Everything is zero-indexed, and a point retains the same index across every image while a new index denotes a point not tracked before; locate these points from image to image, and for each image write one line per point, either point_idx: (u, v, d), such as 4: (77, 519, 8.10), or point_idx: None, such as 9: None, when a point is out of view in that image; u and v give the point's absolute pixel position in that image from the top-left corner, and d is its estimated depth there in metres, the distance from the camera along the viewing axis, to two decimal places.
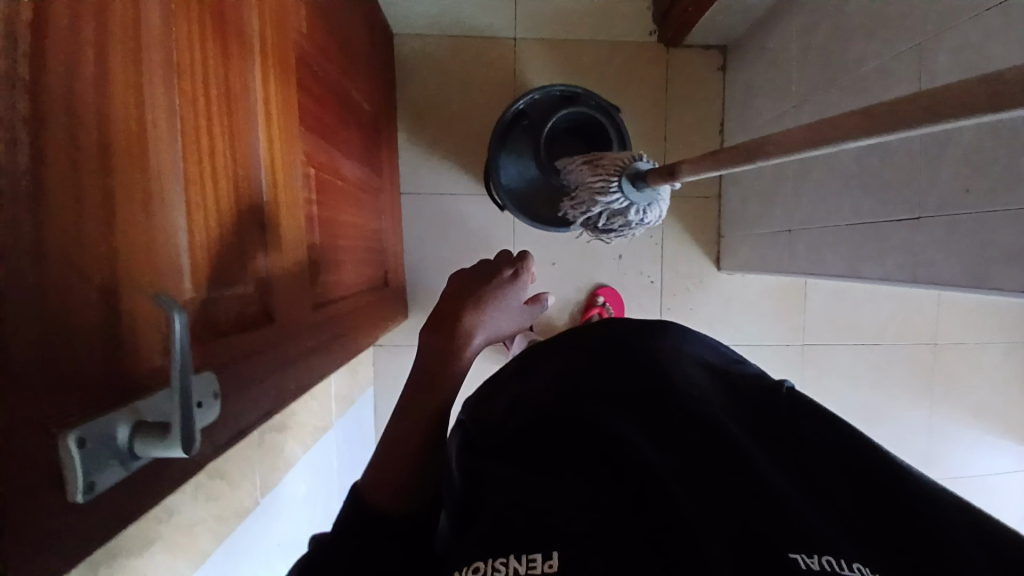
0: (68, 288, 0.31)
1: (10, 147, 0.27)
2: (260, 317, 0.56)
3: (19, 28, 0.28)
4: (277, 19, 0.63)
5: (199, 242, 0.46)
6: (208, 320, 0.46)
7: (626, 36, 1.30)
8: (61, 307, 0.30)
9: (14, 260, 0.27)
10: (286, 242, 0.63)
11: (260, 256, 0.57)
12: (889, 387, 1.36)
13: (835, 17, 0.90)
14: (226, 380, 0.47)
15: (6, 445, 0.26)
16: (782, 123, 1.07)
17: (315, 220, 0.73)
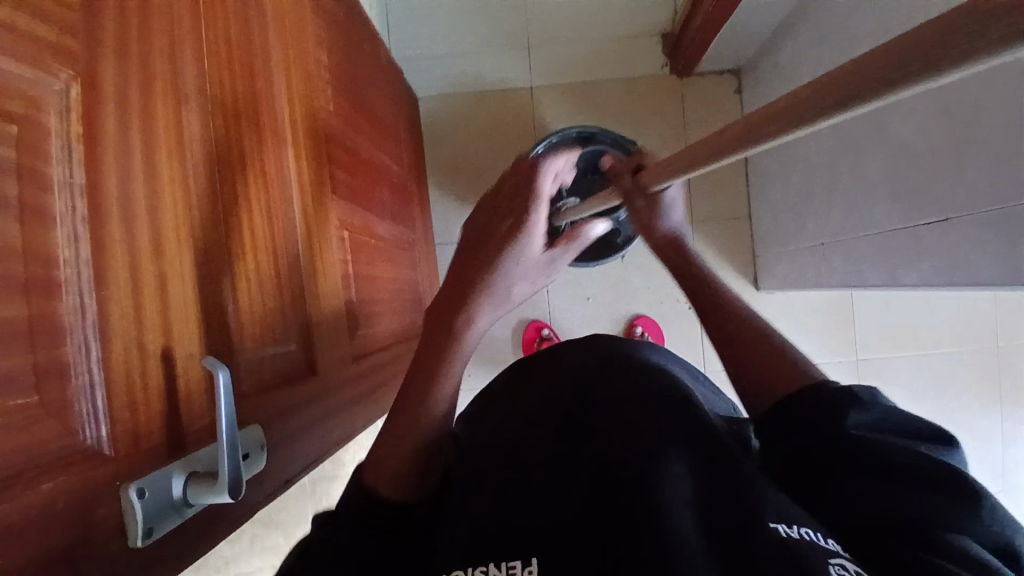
0: (130, 357, 0.36)
1: (70, 241, 0.33)
2: (304, 372, 0.61)
3: (72, 144, 0.33)
4: (306, 102, 0.70)
5: (243, 308, 0.51)
6: (256, 377, 0.51)
7: (639, 72, 1.34)
8: (125, 374, 0.35)
9: (80, 337, 0.32)
10: (325, 301, 0.68)
11: (301, 316, 0.62)
12: (958, 393, 1.28)
13: (839, 28, 0.91)
14: (273, 432, 0.51)
15: (75, 497, 0.30)
16: (801, 137, 1.07)
17: (352, 278, 0.78)
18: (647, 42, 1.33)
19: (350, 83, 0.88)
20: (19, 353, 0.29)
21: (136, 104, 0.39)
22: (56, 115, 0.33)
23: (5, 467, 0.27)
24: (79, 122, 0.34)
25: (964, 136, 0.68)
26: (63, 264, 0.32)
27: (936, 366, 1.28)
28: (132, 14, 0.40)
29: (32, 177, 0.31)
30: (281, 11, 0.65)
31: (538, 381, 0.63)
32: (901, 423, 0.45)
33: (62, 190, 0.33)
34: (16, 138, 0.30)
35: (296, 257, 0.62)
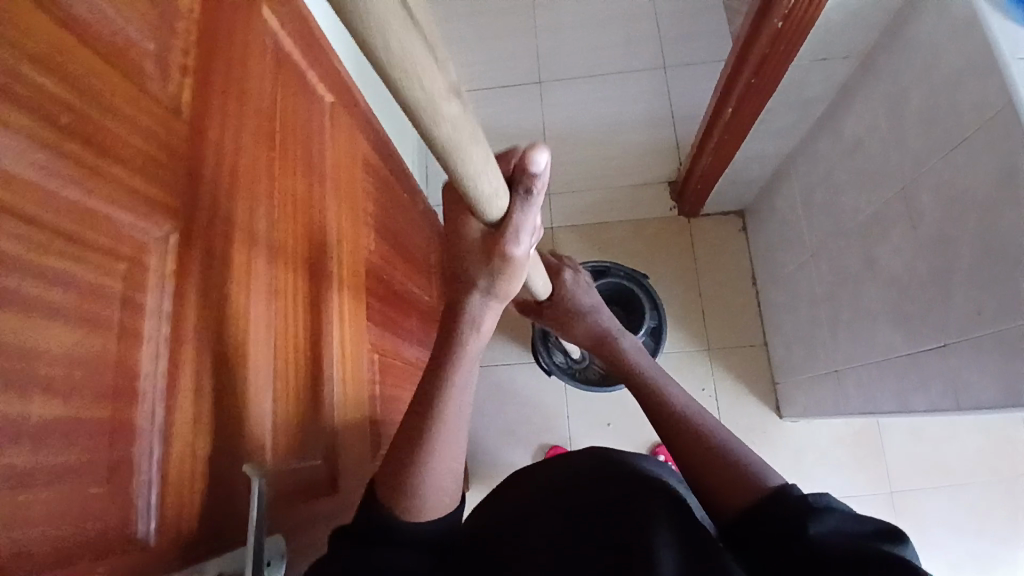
0: (185, 462, 0.41)
1: (153, 357, 0.40)
2: (327, 487, 0.64)
3: (165, 279, 0.42)
4: (352, 242, 0.81)
5: (280, 420, 0.56)
6: (285, 489, 0.55)
7: (650, 214, 1.47)
8: (178, 476, 0.40)
9: (149, 439, 0.38)
10: (352, 418, 0.73)
11: (331, 431, 0.67)
12: (1003, 534, 1.20)
13: (825, 177, 1.02)
14: (293, 543, 0.54)
15: None
16: (804, 271, 1.14)
17: (378, 397, 0.83)
18: (656, 187, 1.48)
19: (390, 225, 1.00)
20: (99, 448, 0.35)
21: (218, 249, 0.49)
22: (156, 257, 0.42)
23: (69, 550, 0.32)
24: (173, 262, 0.43)
25: (948, 270, 0.74)
26: (145, 376, 0.39)
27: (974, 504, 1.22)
28: (223, 183, 0.51)
29: (134, 306, 0.39)
30: (338, 172, 0.79)
31: (536, 481, 0.71)
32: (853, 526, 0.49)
33: (153, 315, 0.41)
34: (125, 275, 0.39)
35: (331, 377, 0.69)
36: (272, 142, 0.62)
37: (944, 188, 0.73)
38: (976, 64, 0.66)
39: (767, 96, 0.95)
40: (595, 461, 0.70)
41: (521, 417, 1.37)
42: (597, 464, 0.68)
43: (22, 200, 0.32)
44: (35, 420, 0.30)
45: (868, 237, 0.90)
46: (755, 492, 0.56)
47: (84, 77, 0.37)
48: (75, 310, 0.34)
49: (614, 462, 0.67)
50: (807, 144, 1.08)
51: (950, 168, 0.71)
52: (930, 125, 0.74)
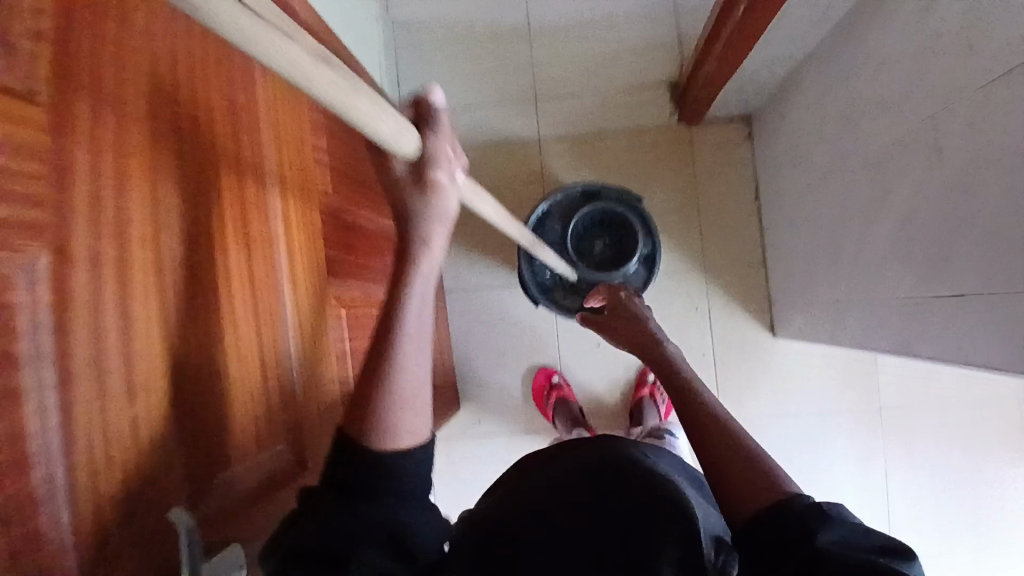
0: (97, 510, 0.38)
1: (40, 410, 0.35)
2: (291, 468, 0.62)
3: (43, 313, 0.36)
4: (302, 192, 0.72)
5: (225, 419, 0.53)
6: (235, 491, 0.53)
7: (647, 121, 1.34)
8: (90, 527, 0.38)
9: (45, 504, 0.35)
10: (315, 387, 0.69)
11: (290, 409, 0.63)
12: (979, 450, 1.25)
13: (844, 89, 0.89)
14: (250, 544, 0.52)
15: None
16: (812, 193, 1.05)
17: (348, 355, 0.80)
18: (654, 92, 1.33)
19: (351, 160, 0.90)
20: None
21: (114, 256, 0.42)
22: (27, 290, 0.35)
23: None
24: (52, 291, 0.36)
25: (968, 217, 0.66)
26: (32, 434, 0.34)
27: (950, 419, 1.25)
28: (117, 170, 0.43)
29: (1, 358, 0.33)
30: (276, 114, 0.68)
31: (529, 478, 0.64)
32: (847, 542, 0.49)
33: (34, 362, 0.35)
34: None
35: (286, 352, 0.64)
36: (179, 96, 0.51)
37: (979, 120, 0.62)
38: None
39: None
40: (598, 455, 0.63)
41: (509, 340, 1.34)
42: (601, 457, 0.62)
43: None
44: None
45: (885, 165, 0.80)
46: (767, 495, 0.54)
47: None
48: None
49: (621, 458, 0.61)
50: (825, 48, 0.94)
51: (991, 97, 0.60)
52: (972, 40, 0.61)
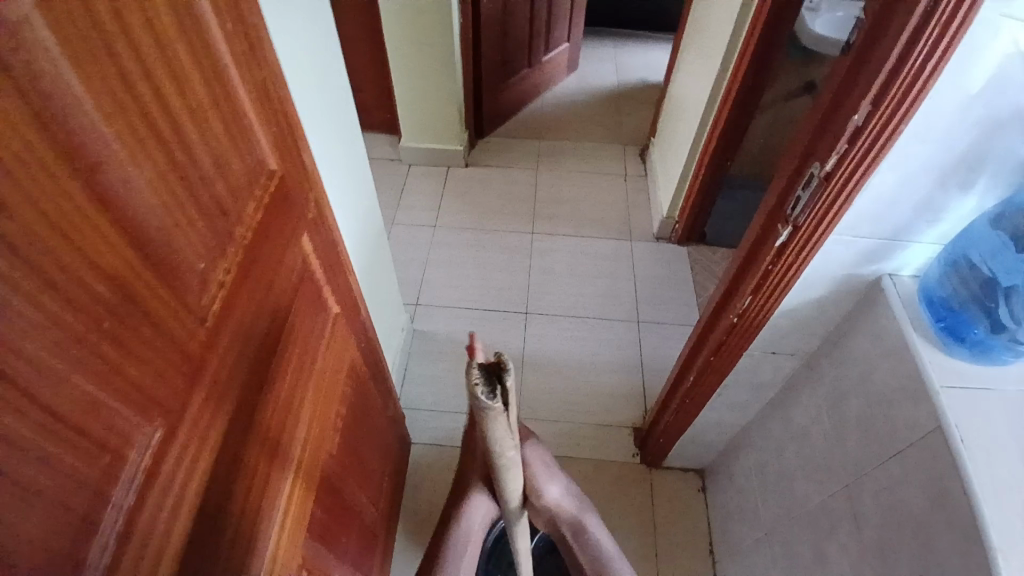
0: None
1: (100, 549, 0.45)
2: None
3: (137, 474, 0.48)
4: (324, 410, 0.87)
5: (181, 506, 0.54)
6: None
7: (610, 457, 1.54)
8: None
9: (33, 555, 0.40)
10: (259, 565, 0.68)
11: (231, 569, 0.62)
12: None
13: (784, 450, 1.15)
14: None
15: None
16: (762, 548, 1.18)
17: None
18: (619, 431, 1.58)
19: (359, 433, 1.06)
20: (18, 558, 0.39)
21: (193, 447, 0.55)
22: (138, 451, 0.48)
23: None
24: (149, 459, 0.49)
25: (893, 561, 0.83)
26: (87, 568, 0.44)
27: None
28: (220, 385, 0.59)
29: (102, 442, 0.45)
30: (320, 385, 0.86)
31: None
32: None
33: (114, 508, 0.46)
34: (104, 465, 0.45)
35: (269, 504, 0.71)
36: (286, 298, 0.74)
37: (892, 489, 0.85)
38: (909, 384, 0.85)
39: (728, 368, 1.16)
40: None
41: None
42: None
43: (26, 369, 0.38)
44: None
45: (827, 519, 0.99)
46: None
47: (151, 303, 0.48)
48: (54, 495, 0.41)
49: None
50: (773, 408, 1.22)
51: (897, 471, 0.84)
52: (876, 423, 0.91)
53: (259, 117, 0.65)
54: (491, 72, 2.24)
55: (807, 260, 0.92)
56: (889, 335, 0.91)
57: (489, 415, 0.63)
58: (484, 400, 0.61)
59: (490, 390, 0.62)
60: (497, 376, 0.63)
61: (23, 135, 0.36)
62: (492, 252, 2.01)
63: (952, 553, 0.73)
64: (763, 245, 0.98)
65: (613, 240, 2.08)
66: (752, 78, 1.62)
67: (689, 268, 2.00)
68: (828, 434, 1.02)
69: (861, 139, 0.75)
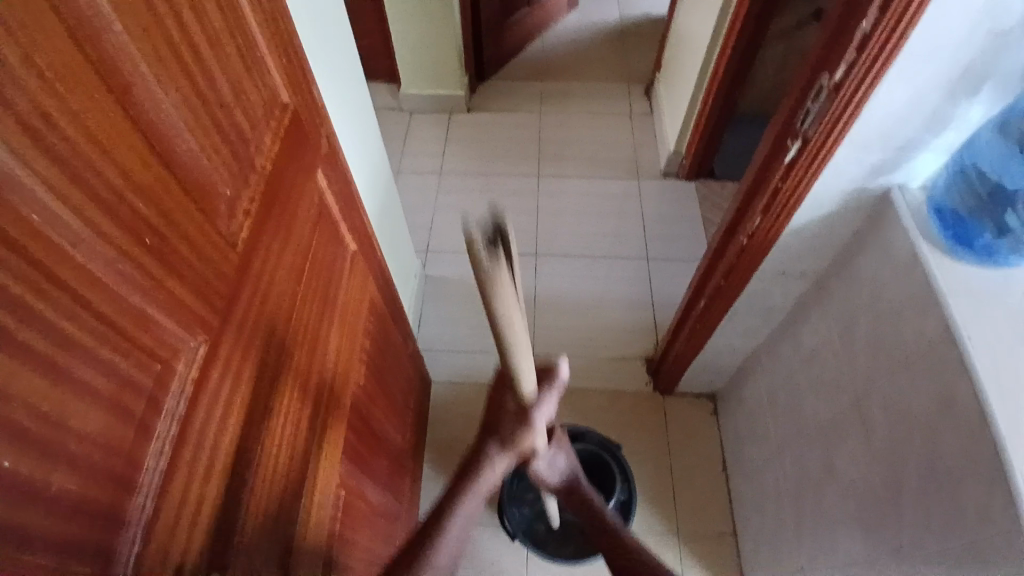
0: (111, 487, 0.42)
1: (157, 453, 0.46)
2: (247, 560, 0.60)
3: (185, 383, 0.50)
4: (349, 341, 0.91)
5: (230, 418, 0.56)
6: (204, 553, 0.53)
7: (625, 387, 1.59)
8: (95, 496, 0.41)
9: (108, 452, 0.42)
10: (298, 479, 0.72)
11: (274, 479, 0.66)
12: None
13: (791, 369, 1.20)
14: None
15: None
16: (775, 460, 1.24)
17: (336, 520, 0.84)
18: (632, 362, 1.63)
19: (383, 367, 1.11)
20: (94, 456, 0.40)
21: (235, 364, 0.57)
22: (184, 362, 0.50)
23: (19, 520, 0.35)
24: (196, 370, 0.51)
25: (897, 462, 0.86)
26: (144, 470, 0.45)
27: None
28: (254, 309, 0.61)
29: (152, 352, 0.46)
30: (344, 319, 0.89)
31: None
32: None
33: (166, 415, 0.47)
34: (156, 374, 0.46)
35: (306, 424, 0.74)
36: (306, 229, 0.75)
37: (900, 394, 0.87)
38: (917, 291, 0.86)
39: (736, 292, 1.18)
40: None
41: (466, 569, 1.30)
42: None
43: (78, 273, 0.39)
44: (18, 475, 0.35)
45: (832, 433, 1.04)
46: None
47: (184, 224, 0.50)
48: (110, 396, 0.42)
49: None
50: (783, 329, 1.25)
51: (908, 375, 0.86)
52: (883, 332, 0.93)
53: (267, 42, 0.65)
54: (490, 13, 2.18)
55: (817, 175, 0.92)
56: (896, 244, 0.92)
57: (494, 280, 0.50)
58: (489, 264, 0.48)
59: (493, 253, 0.49)
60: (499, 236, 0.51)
61: (63, 50, 0.38)
62: (499, 197, 2.01)
63: (954, 449, 0.76)
64: (773, 166, 0.98)
65: (620, 179, 2.07)
66: (760, 5, 1.57)
67: (697, 206, 1.99)
68: (837, 347, 1.05)
69: (868, 48, 0.75)
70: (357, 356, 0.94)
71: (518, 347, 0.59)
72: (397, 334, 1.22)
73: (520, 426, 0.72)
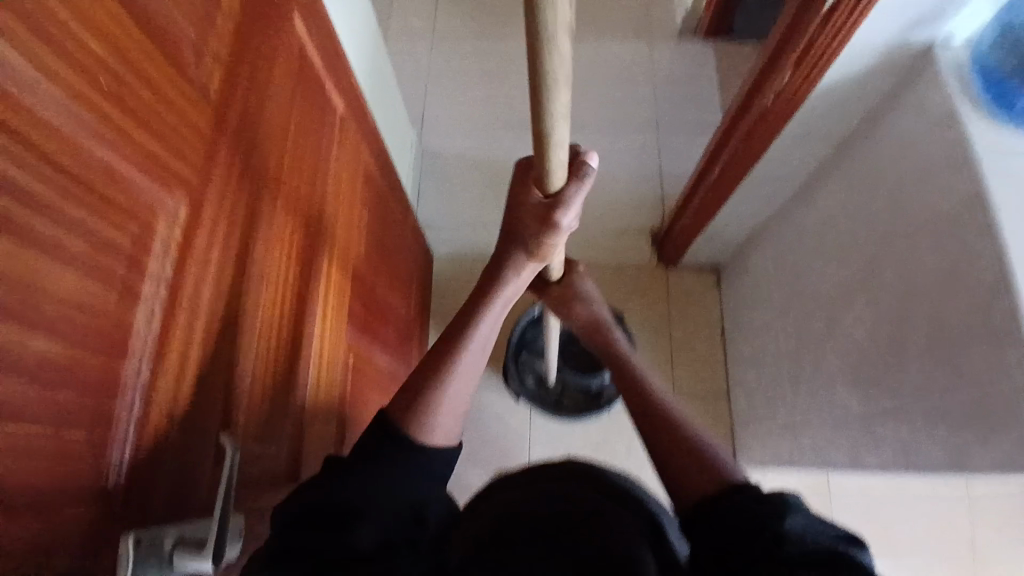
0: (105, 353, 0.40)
1: (147, 317, 0.43)
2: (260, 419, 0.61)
3: (169, 246, 0.46)
4: (346, 208, 0.87)
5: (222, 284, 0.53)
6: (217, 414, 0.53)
7: (630, 259, 1.57)
8: (89, 361, 0.39)
9: (96, 315, 0.39)
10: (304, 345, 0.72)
11: (279, 344, 0.66)
12: None
13: (800, 238, 1.17)
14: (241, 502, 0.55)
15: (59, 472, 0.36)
16: (775, 327, 1.25)
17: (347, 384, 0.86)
18: (637, 234, 1.60)
19: (384, 238, 1.08)
20: (80, 320, 0.38)
21: (222, 226, 0.53)
22: (165, 222, 0.46)
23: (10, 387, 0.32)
24: (178, 232, 0.47)
25: (904, 328, 0.86)
26: (136, 335, 0.42)
27: (930, 553, 1.30)
28: (237, 168, 0.56)
29: (126, 211, 0.42)
30: (339, 184, 0.84)
31: None
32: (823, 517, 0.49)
33: (152, 278, 0.44)
34: (134, 234, 0.43)
35: (306, 292, 0.72)
36: (286, 82, 0.67)
37: (914, 260, 0.85)
38: (949, 151, 0.81)
39: (753, 158, 1.12)
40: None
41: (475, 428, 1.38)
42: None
43: (24, 117, 0.34)
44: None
45: (836, 301, 1.04)
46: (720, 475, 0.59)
47: (140, 63, 0.44)
48: (87, 258, 0.38)
49: None
50: (796, 197, 1.20)
51: (925, 241, 0.83)
52: (900, 197, 0.89)
53: None
54: None
55: (859, 23, 0.81)
56: (933, 100, 0.84)
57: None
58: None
59: None
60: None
61: None
62: (498, 58, 1.85)
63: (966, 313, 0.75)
64: (807, 13, 0.87)
65: (630, 37, 1.88)
66: None
67: (712, 67, 1.84)
68: (851, 214, 1.01)
69: None
70: (355, 226, 0.91)
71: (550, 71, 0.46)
72: (396, 204, 1.18)
73: (542, 228, 0.65)
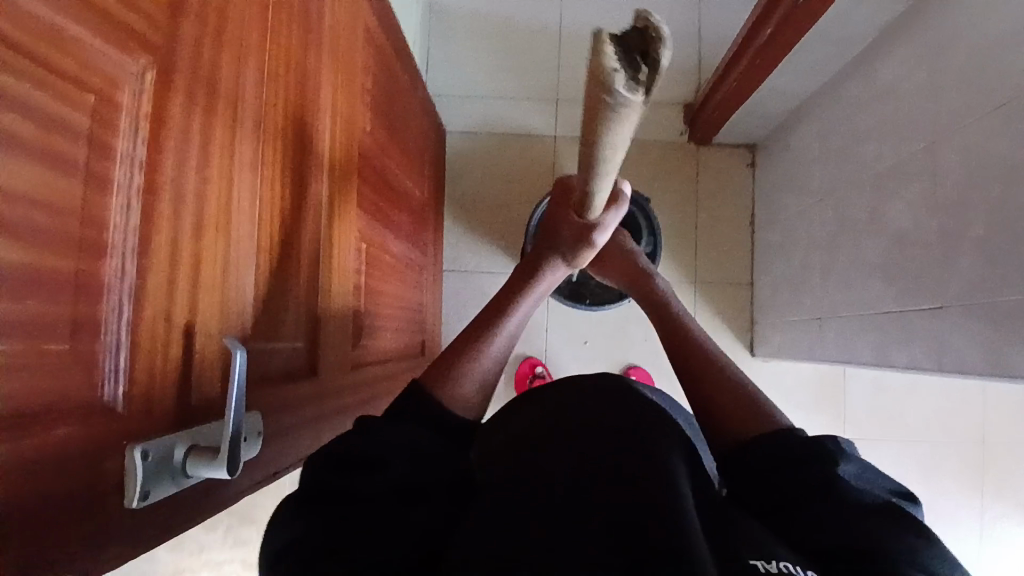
0: (77, 250, 0.35)
1: (123, 207, 0.38)
2: (271, 315, 0.58)
3: (138, 122, 0.39)
4: (347, 77, 0.77)
5: (207, 168, 0.47)
6: (222, 312, 0.49)
7: (658, 135, 1.45)
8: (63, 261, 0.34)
9: (60, 208, 0.34)
10: (310, 233, 0.67)
11: (283, 234, 0.61)
12: (937, 487, 1.34)
13: (852, 115, 1.05)
14: (257, 399, 0.54)
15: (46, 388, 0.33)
16: (811, 214, 1.18)
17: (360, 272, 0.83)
18: (668, 108, 1.46)
19: (392, 111, 0.98)
20: (45, 215, 0.33)
21: (201, 99, 0.46)
22: (130, 94, 0.39)
23: None
24: (148, 104, 0.40)
25: (959, 218, 0.79)
26: (113, 228, 0.37)
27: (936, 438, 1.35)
28: (212, 26, 0.47)
29: (77, 79, 0.35)
30: (337, 49, 0.73)
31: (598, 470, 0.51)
32: (880, 471, 0.54)
33: (124, 162, 0.38)
34: (92, 108, 0.36)
35: (305, 173, 0.65)
36: None
37: (981, 144, 0.75)
38: None
39: (812, 17, 0.96)
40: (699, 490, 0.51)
41: None
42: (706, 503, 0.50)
43: None
44: None
45: (884, 187, 0.95)
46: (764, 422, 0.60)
47: None
48: (39, 141, 0.32)
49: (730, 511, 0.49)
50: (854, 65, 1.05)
51: (998, 121, 0.72)
52: (976, 66, 0.76)
53: None
54: None
55: None
56: None
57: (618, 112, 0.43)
58: (622, 94, 0.40)
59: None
60: (642, 53, 0.40)
61: None
62: None
63: None
64: None
65: None
66: None
67: None
68: (911, 87, 0.89)
69: None
70: (358, 98, 0.81)
71: (608, 168, 0.55)
72: (404, 73, 1.06)
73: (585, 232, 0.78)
